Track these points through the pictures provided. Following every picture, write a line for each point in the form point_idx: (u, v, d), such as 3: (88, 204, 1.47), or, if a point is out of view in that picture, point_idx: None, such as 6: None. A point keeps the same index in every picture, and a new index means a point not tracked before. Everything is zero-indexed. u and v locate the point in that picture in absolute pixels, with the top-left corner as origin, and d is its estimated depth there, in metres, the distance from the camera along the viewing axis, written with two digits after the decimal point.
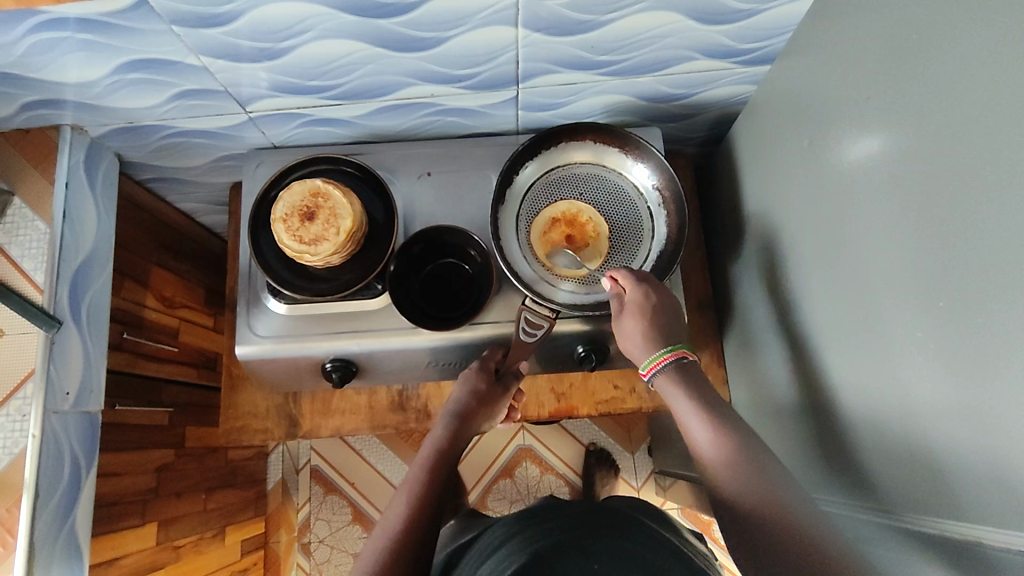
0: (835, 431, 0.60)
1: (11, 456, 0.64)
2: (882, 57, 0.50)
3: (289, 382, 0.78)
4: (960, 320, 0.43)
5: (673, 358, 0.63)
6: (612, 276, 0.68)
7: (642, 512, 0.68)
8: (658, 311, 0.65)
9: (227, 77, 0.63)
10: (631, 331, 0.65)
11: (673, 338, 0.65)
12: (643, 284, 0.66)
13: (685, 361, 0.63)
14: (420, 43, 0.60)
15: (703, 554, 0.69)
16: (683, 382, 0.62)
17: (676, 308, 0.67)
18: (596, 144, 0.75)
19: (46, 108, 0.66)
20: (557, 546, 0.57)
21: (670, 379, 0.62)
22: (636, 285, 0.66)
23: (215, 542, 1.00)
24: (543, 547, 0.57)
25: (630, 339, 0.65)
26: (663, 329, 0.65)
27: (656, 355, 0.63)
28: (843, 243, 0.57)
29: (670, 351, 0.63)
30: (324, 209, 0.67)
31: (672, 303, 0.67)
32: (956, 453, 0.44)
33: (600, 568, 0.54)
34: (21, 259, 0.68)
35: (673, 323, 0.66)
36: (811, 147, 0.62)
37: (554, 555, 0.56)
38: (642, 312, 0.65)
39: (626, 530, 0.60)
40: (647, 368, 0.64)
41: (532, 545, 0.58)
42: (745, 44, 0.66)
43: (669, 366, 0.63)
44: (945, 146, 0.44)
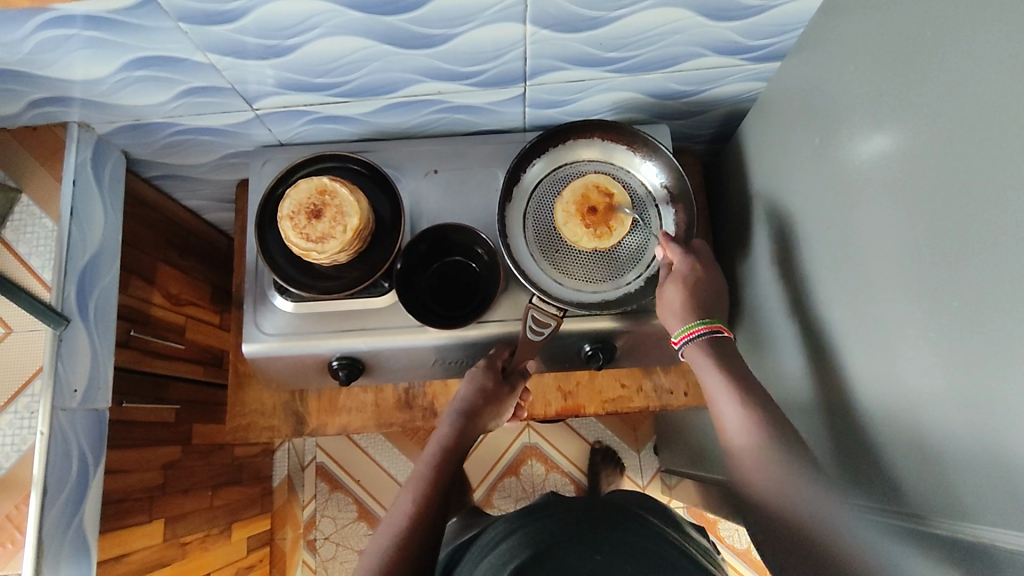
0: (845, 431, 0.60)
1: (19, 453, 0.64)
2: (896, 54, 0.50)
3: (296, 380, 0.78)
4: (975, 320, 0.42)
5: (708, 331, 0.65)
6: (663, 248, 0.70)
7: (644, 510, 0.68)
8: (701, 282, 0.67)
9: (234, 74, 0.63)
10: (670, 299, 0.67)
11: (710, 313, 0.66)
12: (690, 256, 0.69)
13: (720, 336, 0.65)
14: (427, 40, 0.60)
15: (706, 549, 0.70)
16: (714, 357, 0.63)
17: (720, 286, 0.69)
18: (604, 142, 0.74)
19: (53, 106, 0.66)
20: (558, 540, 0.57)
21: (699, 349, 0.64)
22: (683, 256, 0.68)
23: (222, 539, 1.00)
24: (544, 541, 0.57)
25: (669, 306, 0.67)
26: (702, 300, 0.67)
27: (692, 324, 0.65)
28: (854, 242, 0.57)
29: (706, 324, 0.65)
30: (330, 207, 0.67)
31: (714, 280, 0.69)
32: (969, 454, 0.43)
33: (601, 558, 0.54)
34: (29, 257, 0.69)
35: (714, 298, 0.68)
36: (822, 144, 0.61)
37: (556, 548, 0.56)
38: (684, 282, 0.67)
39: (633, 528, 0.59)
40: (681, 336, 0.66)
41: (532, 539, 0.58)
42: (755, 40, 0.66)
43: (700, 337, 0.65)
44: (958, 145, 0.43)
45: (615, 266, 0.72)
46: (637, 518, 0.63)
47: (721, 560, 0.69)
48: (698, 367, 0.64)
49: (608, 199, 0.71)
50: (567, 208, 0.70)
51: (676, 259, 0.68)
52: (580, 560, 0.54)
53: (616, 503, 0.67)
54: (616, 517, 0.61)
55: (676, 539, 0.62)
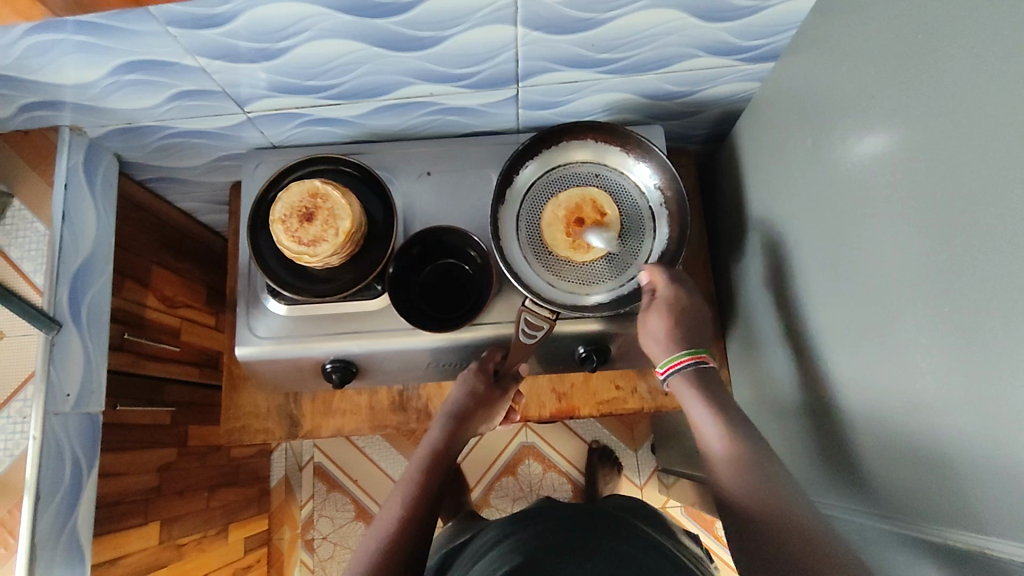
0: (837, 435, 0.60)
1: (11, 458, 0.64)
2: (889, 54, 0.49)
3: (289, 382, 0.78)
4: (967, 325, 0.42)
5: (692, 361, 0.65)
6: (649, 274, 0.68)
7: (635, 516, 0.68)
8: (685, 312, 0.67)
9: (225, 77, 0.62)
10: (654, 329, 0.67)
11: (696, 342, 0.67)
12: (675, 284, 0.67)
13: (705, 366, 0.65)
14: (418, 43, 0.60)
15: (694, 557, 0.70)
16: (699, 385, 0.64)
17: (703, 315, 0.69)
18: (597, 143, 0.74)
19: (44, 109, 0.66)
20: (550, 545, 0.57)
21: (685, 378, 0.64)
22: (669, 283, 0.67)
23: (219, 540, 1.00)
24: (536, 546, 0.57)
25: (653, 336, 0.67)
26: (687, 330, 0.67)
27: (677, 355, 0.65)
28: (846, 245, 0.57)
29: (689, 354, 0.65)
30: (322, 210, 0.66)
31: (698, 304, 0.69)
32: (960, 460, 0.43)
33: (591, 567, 0.53)
34: (21, 261, 0.69)
35: (698, 327, 0.68)
36: (815, 146, 0.61)
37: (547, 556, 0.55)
38: (670, 310, 0.66)
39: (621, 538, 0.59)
40: (665, 367, 0.66)
41: (525, 545, 0.58)
42: (748, 41, 0.65)
43: (687, 368, 0.65)
44: (950, 149, 0.43)
45: (609, 268, 0.72)
46: (627, 525, 0.63)
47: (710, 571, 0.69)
48: (682, 397, 0.64)
49: (598, 215, 0.71)
50: (556, 212, 0.72)
51: (660, 285, 0.68)
52: (571, 564, 0.54)
53: (608, 509, 0.67)
54: (607, 525, 0.62)
55: (666, 546, 0.62)
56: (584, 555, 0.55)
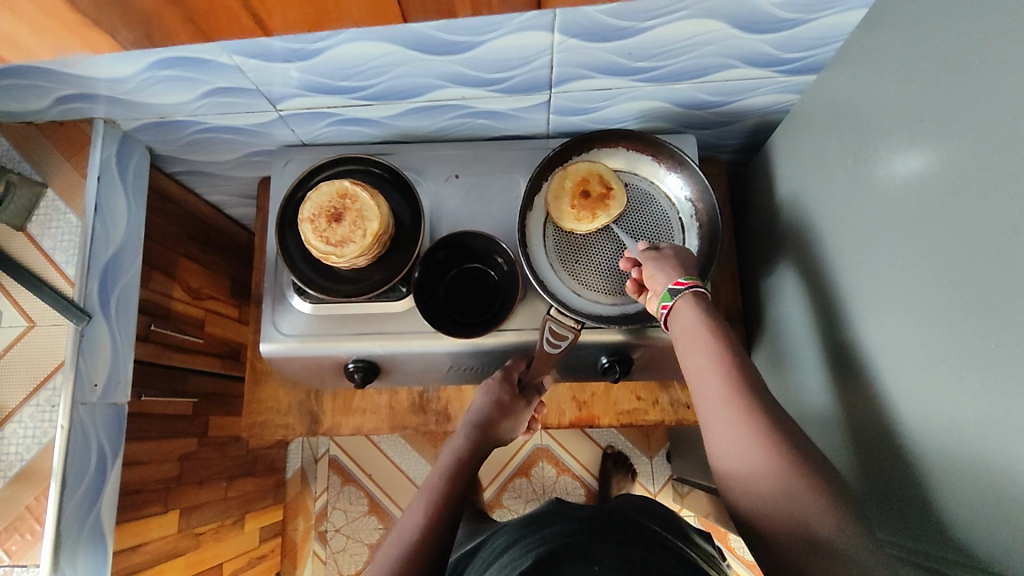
0: (867, 460, 0.59)
1: (40, 445, 0.66)
2: (937, 74, 0.48)
3: (312, 380, 0.78)
4: (1011, 361, 0.41)
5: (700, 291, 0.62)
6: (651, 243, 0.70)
7: (647, 517, 0.67)
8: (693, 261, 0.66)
9: (259, 76, 0.62)
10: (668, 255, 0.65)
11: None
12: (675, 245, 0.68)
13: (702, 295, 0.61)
14: (453, 47, 0.59)
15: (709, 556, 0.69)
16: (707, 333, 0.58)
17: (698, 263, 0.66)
18: (628, 152, 0.73)
19: (80, 102, 0.67)
20: (559, 550, 0.57)
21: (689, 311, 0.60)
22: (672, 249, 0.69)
23: (235, 529, 1.01)
24: (546, 553, 0.57)
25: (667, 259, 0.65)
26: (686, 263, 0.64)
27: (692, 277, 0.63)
28: (883, 268, 0.55)
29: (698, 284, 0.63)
30: (351, 210, 0.66)
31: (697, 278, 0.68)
32: (1000, 498, 0.42)
33: None
34: (53, 251, 0.70)
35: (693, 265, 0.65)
36: (856, 163, 0.59)
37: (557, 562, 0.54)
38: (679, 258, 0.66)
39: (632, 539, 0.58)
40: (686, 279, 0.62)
41: (535, 552, 0.58)
42: (789, 53, 0.64)
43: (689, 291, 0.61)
44: (1000, 178, 0.42)
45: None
46: (639, 525, 0.62)
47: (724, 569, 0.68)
48: (687, 345, 0.59)
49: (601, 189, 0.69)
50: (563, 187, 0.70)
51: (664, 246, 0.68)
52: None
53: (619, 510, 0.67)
54: (617, 526, 0.61)
55: (680, 548, 0.61)
56: (592, 557, 0.54)
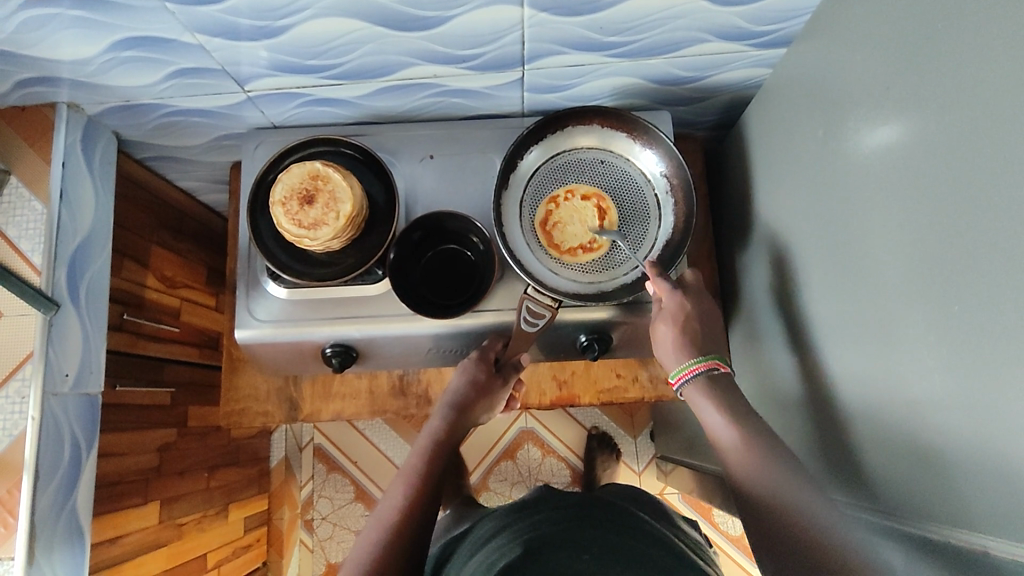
0: (838, 430, 0.59)
1: (11, 437, 0.65)
2: (904, 44, 0.48)
3: (290, 366, 0.77)
4: (975, 325, 0.41)
5: (703, 369, 0.63)
6: (650, 278, 0.67)
7: (634, 507, 0.68)
8: (693, 320, 0.66)
9: (225, 55, 0.61)
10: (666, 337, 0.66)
11: (703, 346, 0.65)
12: (680, 293, 0.66)
13: (716, 374, 0.63)
14: (422, 23, 0.58)
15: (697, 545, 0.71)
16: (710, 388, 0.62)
17: (714, 318, 0.68)
18: (603, 129, 0.72)
19: (42, 85, 0.65)
20: (547, 537, 0.57)
21: (697, 387, 0.62)
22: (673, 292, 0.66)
23: (218, 519, 1.01)
24: (532, 539, 0.57)
25: (664, 346, 0.66)
26: (694, 337, 0.65)
27: (689, 364, 0.64)
28: (852, 238, 0.56)
29: (701, 362, 0.63)
30: (323, 192, 0.65)
31: (708, 312, 0.68)
32: (963, 459, 0.43)
33: (589, 557, 0.53)
34: (18, 240, 0.68)
35: (710, 332, 0.67)
36: (826, 135, 0.59)
37: (544, 547, 0.55)
38: (676, 321, 0.65)
39: (619, 528, 0.59)
40: (676, 376, 0.64)
41: (523, 536, 0.58)
42: (761, 26, 0.64)
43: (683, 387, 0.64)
44: (965, 142, 0.42)
45: (613, 257, 0.71)
46: (627, 515, 0.63)
47: (712, 557, 0.70)
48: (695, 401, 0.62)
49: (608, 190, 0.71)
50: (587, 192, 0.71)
51: (665, 295, 0.66)
52: (568, 555, 0.54)
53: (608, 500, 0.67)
54: (603, 515, 0.61)
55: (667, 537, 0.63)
56: (581, 546, 0.55)
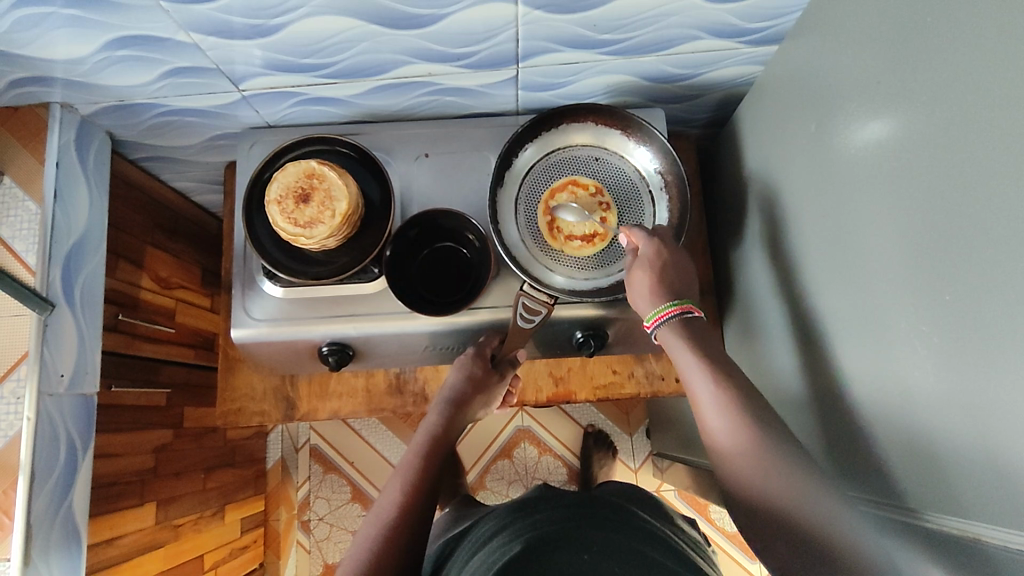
0: (833, 423, 0.60)
1: (6, 438, 0.64)
2: (894, 39, 0.49)
3: (287, 365, 0.77)
4: (966, 315, 0.42)
5: (677, 312, 0.62)
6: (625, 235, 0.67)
7: (630, 504, 0.69)
8: (669, 265, 0.65)
9: (219, 54, 0.61)
10: (641, 285, 0.64)
11: (680, 294, 0.64)
12: (655, 238, 0.66)
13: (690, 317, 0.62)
14: (416, 20, 0.58)
15: (695, 541, 0.71)
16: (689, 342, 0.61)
17: (686, 261, 0.66)
18: (597, 126, 0.73)
19: (35, 85, 0.65)
20: (547, 535, 0.57)
21: (674, 333, 0.61)
22: (648, 239, 0.65)
23: (215, 520, 1.00)
24: (532, 537, 0.57)
25: (640, 293, 0.65)
26: (671, 282, 0.64)
27: (663, 306, 0.63)
28: (846, 231, 0.56)
29: (674, 305, 0.62)
30: (319, 190, 0.65)
31: (682, 258, 0.66)
32: (955, 446, 0.43)
33: (590, 557, 0.54)
34: (13, 240, 0.68)
35: (684, 278, 0.65)
36: (818, 130, 0.60)
37: (545, 545, 0.56)
38: (652, 264, 0.64)
39: (618, 523, 0.60)
40: (653, 320, 0.63)
41: (523, 535, 0.58)
42: (753, 23, 0.64)
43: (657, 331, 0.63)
44: (954, 135, 0.42)
45: (607, 254, 0.71)
46: (625, 513, 0.63)
47: (709, 554, 0.71)
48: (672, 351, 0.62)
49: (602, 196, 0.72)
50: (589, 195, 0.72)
51: (641, 242, 0.66)
52: (569, 555, 0.55)
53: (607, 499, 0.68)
54: (603, 513, 0.62)
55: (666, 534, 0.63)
56: (582, 544, 0.56)
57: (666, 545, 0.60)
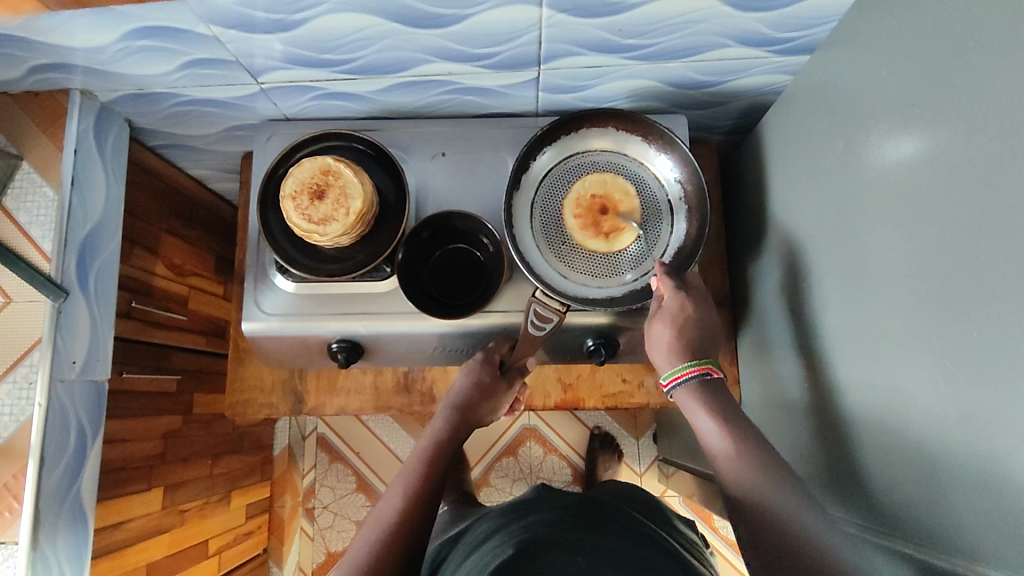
0: (843, 448, 0.59)
1: (17, 423, 0.65)
2: (929, 59, 0.47)
3: (296, 359, 0.77)
4: (993, 354, 0.40)
5: (697, 372, 0.61)
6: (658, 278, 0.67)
7: (630, 508, 0.68)
8: (692, 324, 0.64)
9: (239, 47, 0.61)
10: (659, 338, 0.65)
11: (702, 353, 0.64)
12: (683, 293, 0.66)
13: (710, 378, 0.61)
14: (438, 20, 0.57)
15: (692, 542, 0.70)
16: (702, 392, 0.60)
17: (713, 323, 0.66)
18: (618, 132, 0.72)
19: (55, 72, 0.65)
20: (542, 537, 0.56)
21: (688, 390, 0.61)
22: (675, 293, 0.65)
23: (220, 506, 1.01)
24: (526, 539, 0.57)
25: (659, 345, 0.65)
26: (691, 341, 0.64)
27: (678, 368, 0.62)
28: (869, 253, 0.54)
29: (695, 365, 0.62)
30: (334, 187, 0.65)
31: (709, 317, 0.66)
32: (971, 484, 0.42)
33: (582, 560, 0.52)
34: (29, 226, 0.68)
35: (706, 338, 0.65)
36: (846, 148, 0.58)
37: (539, 549, 0.54)
38: (673, 321, 0.64)
39: (613, 527, 0.58)
40: (668, 380, 0.63)
41: (516, 537, 0.58)
42: (782, 33, 0.62)
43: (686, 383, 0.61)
44: (988, 164, 0.40)
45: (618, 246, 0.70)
46: (624, 518, 0.62)
47: (707, 558, 0.70)
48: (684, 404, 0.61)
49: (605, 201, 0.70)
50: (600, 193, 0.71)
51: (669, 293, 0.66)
52: (561, 557, 0.53)
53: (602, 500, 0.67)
54: (594, 514, 0.61)
55: (665, 539, 0.62)
56: (575, 547, 0.54)
57: (665, 547, 0.59)
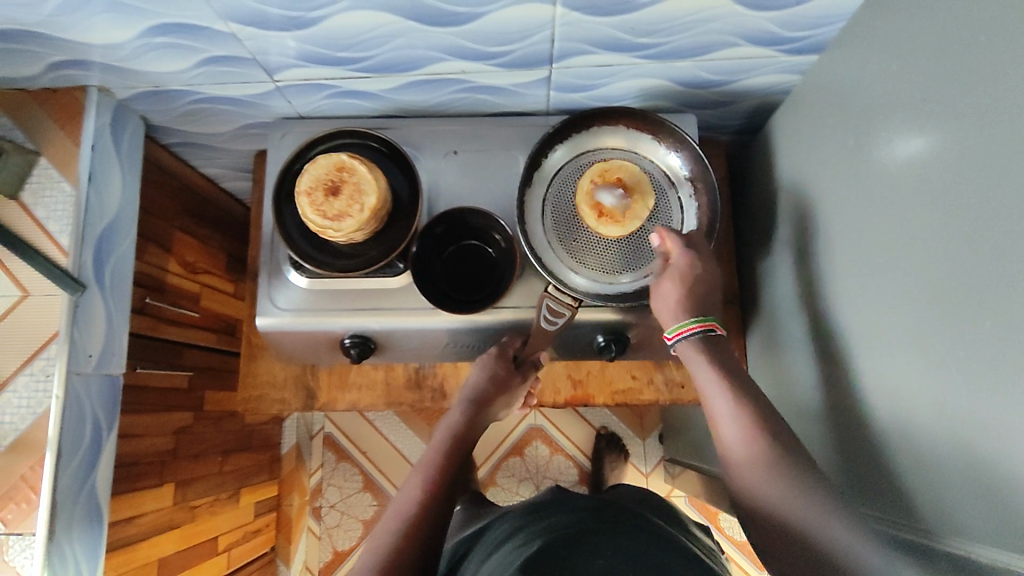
0: (854, 442, 0.59)
1: (35, 415, 0.65)
2: (938, 55, 0.47)
3: (308, 355, 0.78)
4: (1005, 343, 0.40)
5: (701, 328, 0.62)
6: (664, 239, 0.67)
7: (647, 512, 0.68)
8: (698, 281, 0.65)
9: (256, 45, 0.61)
10: (667, 295, 0.65)
11: (705, 311, 0.64)
12: (691, 252, 0.65)
13: (713, 335, 0.63)
14: (453, 18, 0.58)
15: (707, 547, 0.71)
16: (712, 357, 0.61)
17: (715, 277, 0.66)
18: (629, 130, 0.73)
19: (74, 68, 0.65)
20: (564, 538, 0.56)
21: (697, 350, 0.62)
22: (682, 250, 0.65)
23: (229, 503, 1.01)
24: (547, 539, 0.57)
25: (665, 302, 0.65)
26: (698, 299, 0.64)
27: (684, 322, 0.63)
28: (880, 248, 0.55)
29: (698, 321, 0.63)
30: (348, 183, 0.66)
31: (712, 275, 0.66)
32: (983, 472, 0.42)
33: (605, 563, 0.52)
34: (47, 221, 0.69)
35: (710, 295, 0.65)
36: (855, 145, 0.59)
37: (561, 550, 0.55)
38: (682, 277, 0.64)
39: (633, 530, 0.58)
40: (673, 333, 0.63)
41: (538, 538, 0.58)
42: (792, 32, 0.63)
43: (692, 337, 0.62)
44: (998, 156, 0.41)
45: (628, 243, 0.71)
46: (643, 521, 0.62)
47: (723, 563, 0.70)
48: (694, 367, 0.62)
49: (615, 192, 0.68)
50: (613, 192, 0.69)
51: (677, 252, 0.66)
52: (583, 559, 0.53)
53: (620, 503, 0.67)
54: (615, 517, 0.61)
55: (682, 541, 0.62)
56: (596, 549, 0.54)
57: (682, 545, 0.59)
